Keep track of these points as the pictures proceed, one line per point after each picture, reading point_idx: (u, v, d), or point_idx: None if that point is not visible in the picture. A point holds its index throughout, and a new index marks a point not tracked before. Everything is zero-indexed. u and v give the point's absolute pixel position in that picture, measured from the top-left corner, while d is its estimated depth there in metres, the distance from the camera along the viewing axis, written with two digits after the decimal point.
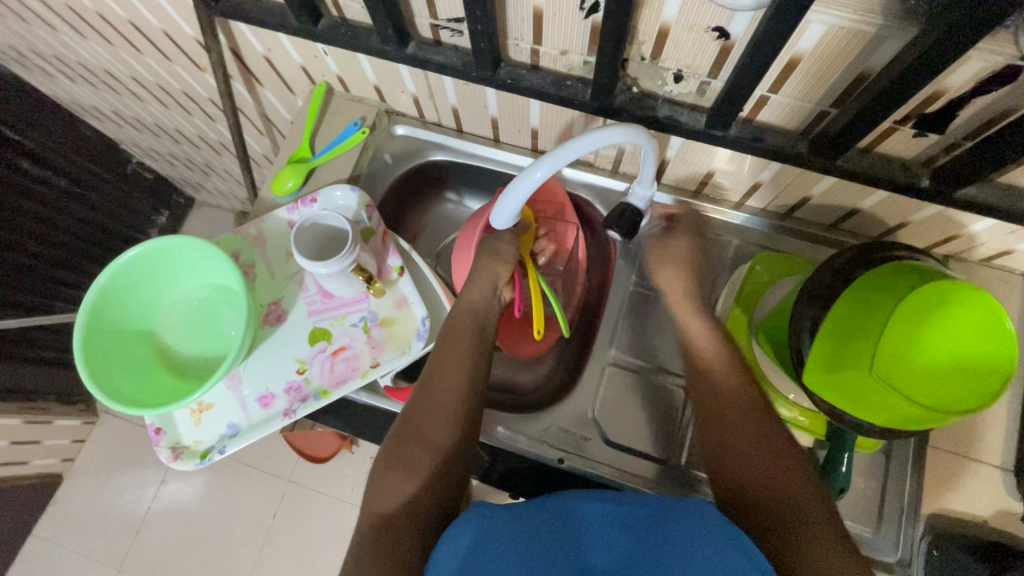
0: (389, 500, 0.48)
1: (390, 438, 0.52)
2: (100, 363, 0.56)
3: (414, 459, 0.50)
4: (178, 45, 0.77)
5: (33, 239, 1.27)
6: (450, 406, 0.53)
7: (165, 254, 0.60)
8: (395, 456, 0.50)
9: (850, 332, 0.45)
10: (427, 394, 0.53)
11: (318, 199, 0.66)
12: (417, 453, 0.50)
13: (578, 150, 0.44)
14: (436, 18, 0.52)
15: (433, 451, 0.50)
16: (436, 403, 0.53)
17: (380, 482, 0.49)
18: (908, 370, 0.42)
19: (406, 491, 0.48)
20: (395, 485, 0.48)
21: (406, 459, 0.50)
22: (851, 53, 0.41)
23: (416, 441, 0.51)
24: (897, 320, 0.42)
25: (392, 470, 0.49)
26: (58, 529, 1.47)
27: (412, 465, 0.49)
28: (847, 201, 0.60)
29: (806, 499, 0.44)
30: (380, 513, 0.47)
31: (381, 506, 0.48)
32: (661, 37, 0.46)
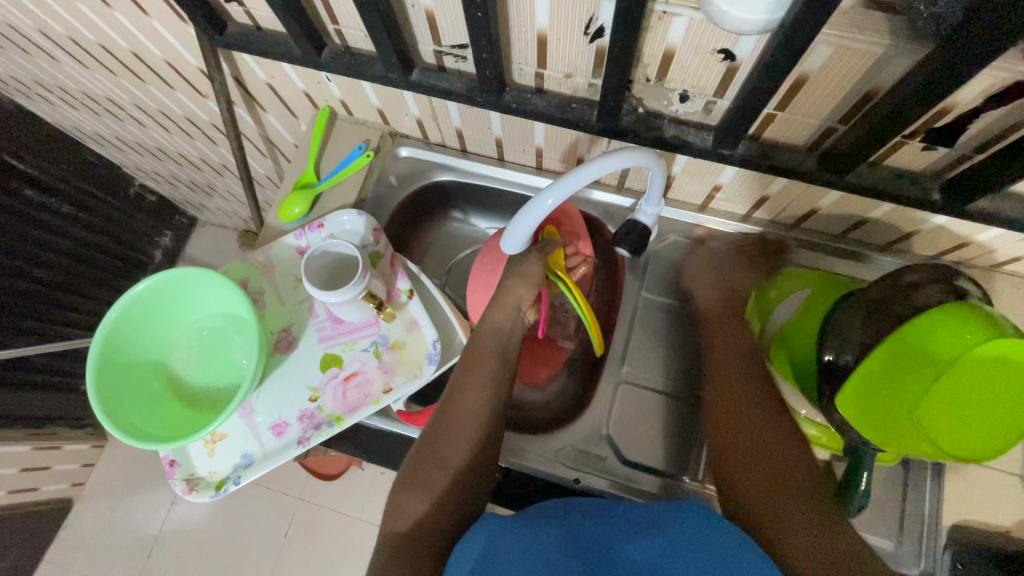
0: (404, 520, 0.48)
1: (410, 457, 0.53)
2: (114, 396, 0.56)
3: (432, 481, 0.50)
4: (180, 74, 0.77)
5: (38, 266, 1.28)
6: (470, 430, 0.52)
7: (175, 286, 0.60)
8: (414, 476, 0.50)
9: (893, 380, 0.43)
10: (448, 417, 0.53)
11: (325, 224, 0.67)
12: (434, 474, 0.50)
13: (588, 176, 0.44)
14: (440, 44, 0.52)
15: (450, 474, 0.50)
16: (457, 426, 0.53)
17: (398, 501, 0.49)
18: (948, 419, 0.41)
19: (420, 511, 0.48)
20: (411, 506, 0.49)
21: (423, 480, 0.50)
22: (858, 72, 0.41)
23: (435, 463, 0.51)
24: (955, 373, 0.40)
25: (409, 490, 0.50)
26: (69, 554, 1.46)
27: (428, 486, 0.50)
28: (855, 212, 0.60)
29: (805, 511, 0.45)
30: (395, 533, 0.48)
31: (397, 525, 0.48)
32: (666, 59, 0.46)
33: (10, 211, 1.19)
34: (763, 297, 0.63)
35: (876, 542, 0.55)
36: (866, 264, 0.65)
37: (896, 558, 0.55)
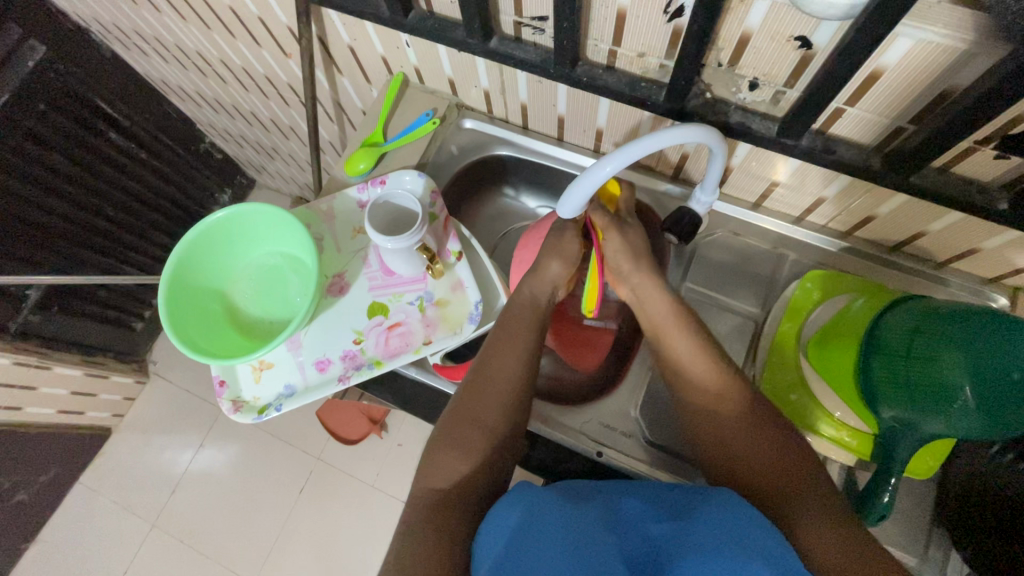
0: (444, 477, 0.49)
1: (445, 418, 0.53)
2: (179, 313, 0.60)
3: (467, 441, 0.51)
4: (270, 31, 0.83)
5: (109, 204, 1.37)
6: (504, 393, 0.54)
7: (242, 220, 0.65)
8: (451, 436, 0.51)
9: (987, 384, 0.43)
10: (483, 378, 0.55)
11: (387, 181, 0.70)
12: (472, 435, 0.51)
13: (652, 145, 0.45)
14: (521, 15, 0.55)
15: (488, 434, 0.52)
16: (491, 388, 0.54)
17: (435, 459, 0.50)
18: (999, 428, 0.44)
19: (460, 470, 0.49)
20: (450, 464, 0.50)
21: (460, 439, 0.51)
22: (937, 69, 0.41)
23: (472, 423, 0.52)
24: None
25: (447, 449, 0.50)
26: (101, 479, 1.55)
27: (467, 447, 0.50)
28: (912, 224, 0.59)
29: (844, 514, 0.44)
30: (435, 488, 0.48)
31: (437, 481, 0.49)
32: (741, 43, 0.47)
33: (94, 151, 1.29)
34: (804, 300, 0.63)
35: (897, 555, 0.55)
36: (920, 279, 0.64)
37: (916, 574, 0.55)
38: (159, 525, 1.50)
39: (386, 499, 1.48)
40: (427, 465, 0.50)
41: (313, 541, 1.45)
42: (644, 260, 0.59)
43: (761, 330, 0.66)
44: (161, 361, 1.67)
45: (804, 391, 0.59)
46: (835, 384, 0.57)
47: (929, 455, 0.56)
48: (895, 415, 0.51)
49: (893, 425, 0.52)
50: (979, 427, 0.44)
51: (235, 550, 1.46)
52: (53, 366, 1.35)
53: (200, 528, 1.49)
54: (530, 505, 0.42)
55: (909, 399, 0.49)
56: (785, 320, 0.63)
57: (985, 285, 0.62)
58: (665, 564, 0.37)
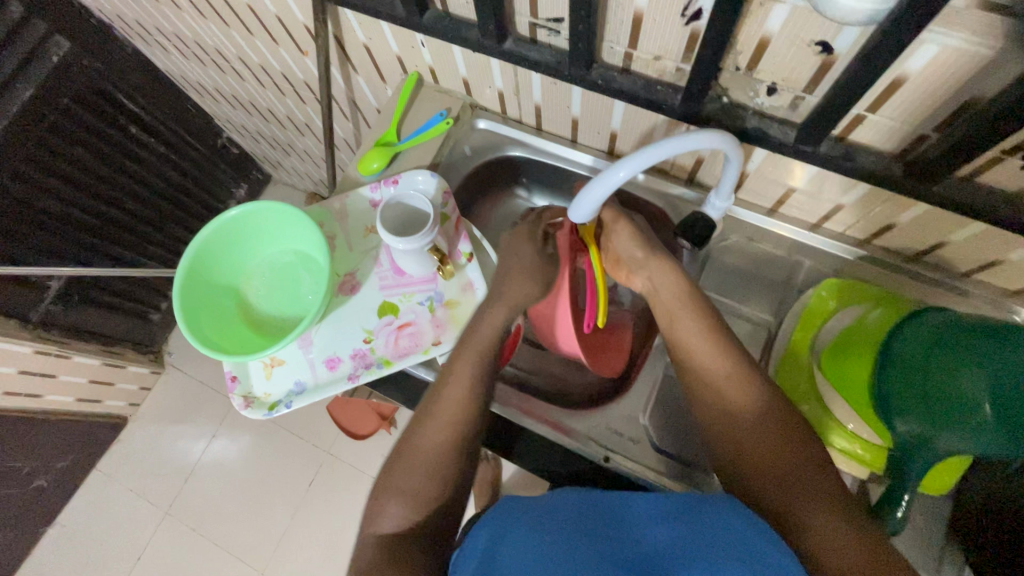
0: (391, 525, 0.50)
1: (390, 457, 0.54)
2: (194, 308, 0.61)
3: (407, 485, 0.51)
4: (287, 29, 0.83)
5: (129, 198, 1.39)
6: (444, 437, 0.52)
7: (255, 218, 0.65)
8: (393, 481, 0.51)
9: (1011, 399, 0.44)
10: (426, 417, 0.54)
11: (400, 180, 0.70)
12: (415, 480, 0.51)
13: (664, 151, 0.44)
14: (536, 16, 0.54)
15: (425, 479, 0.51)
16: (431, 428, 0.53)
17: (380, 506, 0.51)
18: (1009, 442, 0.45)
19: (402, 518, 0.50)
20: (391, 512, 0.50)
21: (401, 486, 0.51)
22: (963, 76, 0.40)
23: (414, 464, 0.52)
24: None
25: (391, 495, 0.51)
26: (117, 465, 1.58)
27: (410, 495, 0.50)
28: (933, 234, 0.58)
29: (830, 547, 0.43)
30: (382, 534, 0.50)
31: (382, 527, 0.50)
32: (760, 47, 0.46)
33: (115, 145, 1.31)
34: (820, 308, 0.62)
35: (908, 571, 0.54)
36: (940, 291, 0.62)
37: None
38: (172, 513, 1.52)
39: None
40: (373, 510, 0.51)
41: (321, 534, 1.46)
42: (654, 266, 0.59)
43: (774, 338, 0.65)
44: (176, 352, 1.70)
45: (817, 402, 0.58)
46: (848, 397, 0.55)
47: (946, 474, 0.54)
48: (910, 430, 0.49)
49: (907, 440, 0.50)
50: (998, 443, 0.45)
51: (245, 540, 1.48)
52: (72, 355, 1.38)
53: (212, 517, 1.51)
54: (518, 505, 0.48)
55: (930, 416, 0.48)
56: (798, 330, 0.62)
57: (1008, 298, 0.60)
58: (661, 562, 0.38)
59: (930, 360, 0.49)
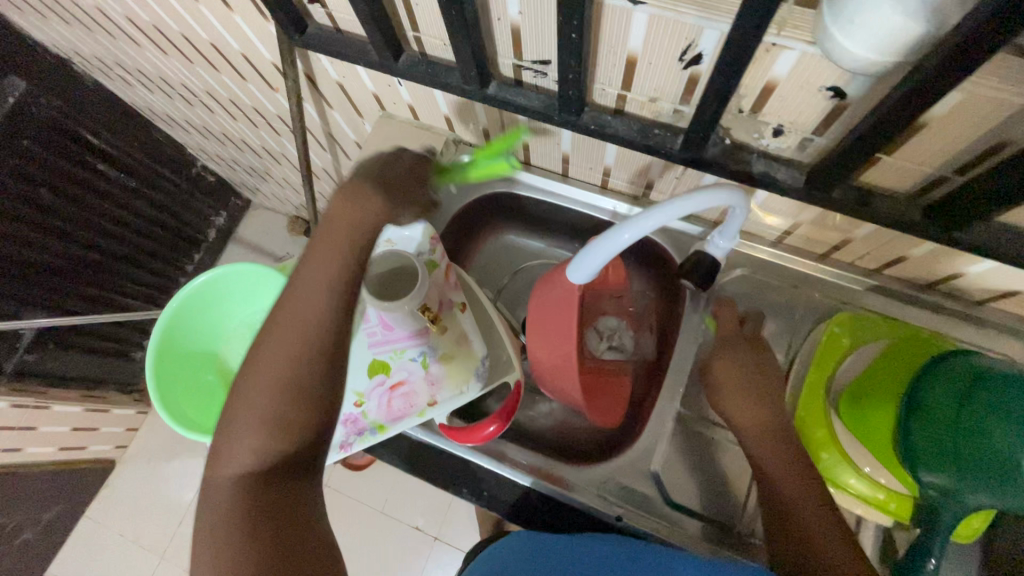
0: (244, 457, 0.45)
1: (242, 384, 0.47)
2: (169, 384, 0.57)
3: (259, 412, 0.45)
4: (254, 66, 0.78)
5: (101, 236, 1.33)
6: (298, 342, 0.47)
7: (231, 280, 0.61)
8: (244, 412, 0.46)
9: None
10: (284, 319, 0.47)
11: (383, 228, 0.65)
12: (262, 407, 0.46)
13: (672, 212, 0.41)
14: (521, 58, 0.51)
15: (278, 400, 0.46)
16: (280, 338, 0.47)
17: (225, 444, 0.45)
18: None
19: (257, 449, 0.45)
20: (248, 445, 0.45)
21: (260, 415, 0.45)
22: (989, 123, 0.37)
23: (259, 386, 0.46)
24: None
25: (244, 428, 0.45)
26: (107, 511, 1.53)
27: (266, 422, 0.45)
28: (949, 267, 0.55)
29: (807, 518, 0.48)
30: (233, 476, 0.44)
31: (240, 465, 0.44)
32: (765, 91, 0.43)
33: (83, 183, 1.25)
34: (834, 345, 0.59)
35: None
36: (955, 319, 0.60)
37: None
38: (167, 556, 1.48)
39: (396, 525, 1.45)
40: (216, 451, 0.45)
41: None
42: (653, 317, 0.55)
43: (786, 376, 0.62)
44: None
45: (835, 449, 0.54)
46: (873, 447, 0.53)
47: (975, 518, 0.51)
48: (938, 483, 0.48)
49: (934, 493, 0.49)
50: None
51: None
52: (51, 404, 1.32)
53: None
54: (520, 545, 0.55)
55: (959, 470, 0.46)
56: (812, 370, 0.59)
57: None
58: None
59: (960, 415, 0.46)
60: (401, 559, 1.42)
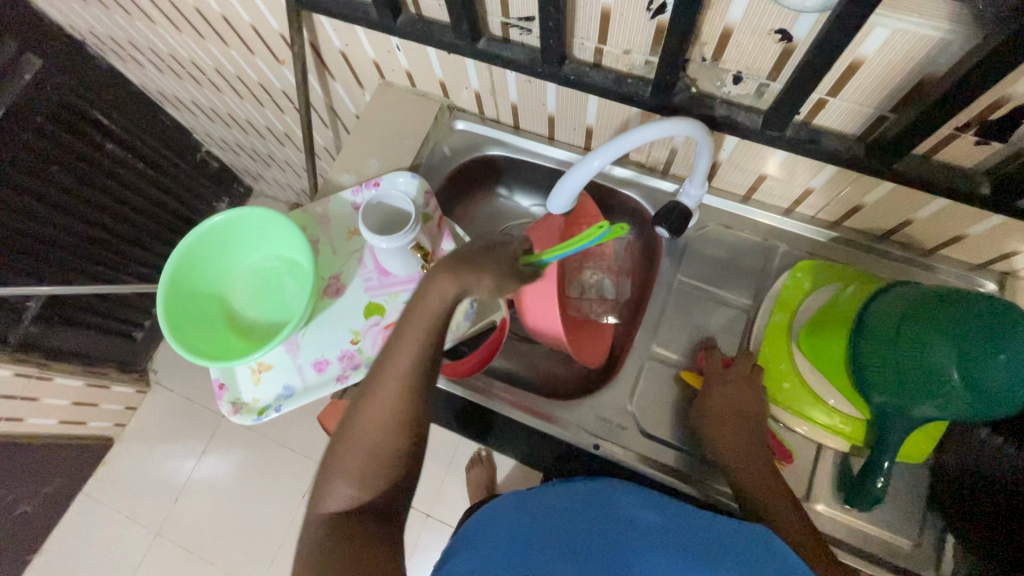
0: (339, 501, 0.46)
1: (340, 431, 0.48)
2: (177, 317, 0.61)
3: (356, 467, 0.46)
4: (262, 39, 0.84)
5: (107, 215, 1.37)
6: (395, 407, 0.46)
7: (239, 225, 0.66)
8: (342, 461, 0.47)
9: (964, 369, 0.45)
10: (381, 377, 0.47)
11: (381, 183, 0.71)
12: (357, 460, 0.46)
13: (638, 139, 0.48)
14: (508, 16, 0.56)
15: (374, 458, 0.46)
16: (381, 398, 0.47)
17: (329, 486, 0.47)
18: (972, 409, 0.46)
19: (354, 497, 0.46)
20: (343, 492, 0.46)
21: (355, 467, 0.46)
22: (915, 57, 0.42)
23: (354, 440, 0.47)
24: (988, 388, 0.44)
25: (340, 476, 0.46)
26: (104, 488, 1.55)
27: (361, 474, 0.46)
28: (900, 213, 0.60)
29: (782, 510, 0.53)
30: (326, 514, 0.46)
31: (333, 505, 0.46)
32: (723, 38, 0.48)
33: (92, 162, 1.29)
34: (794, 289, 0.64)
35: (892, 536, 0.57)
36: (908, 267, 0.65)
37: (913, 557, 0.56)
38: (163, 533, 1.50)
39: None
40: (318, 487, 0.47)
41: None
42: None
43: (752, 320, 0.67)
44: (162, 371, 1.68)
45: (796, 379, 0.60)
46: (830, 374, 0.58)
47: (919, 438, 0.57)
48: (885, 402, 0.52)
49: (883, 412, 0.53)
50: (964, 406, 0.46)
51: (239, 556, 1.46)
52: (54, 376, 1.36)
53: (203, 536, 1.49)
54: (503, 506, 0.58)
55: (901, 384, 0.50)
56: (776, 311, 0.64)
57: (974, 271, 0.62)
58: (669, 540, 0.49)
59: (899, 334, 0.50)
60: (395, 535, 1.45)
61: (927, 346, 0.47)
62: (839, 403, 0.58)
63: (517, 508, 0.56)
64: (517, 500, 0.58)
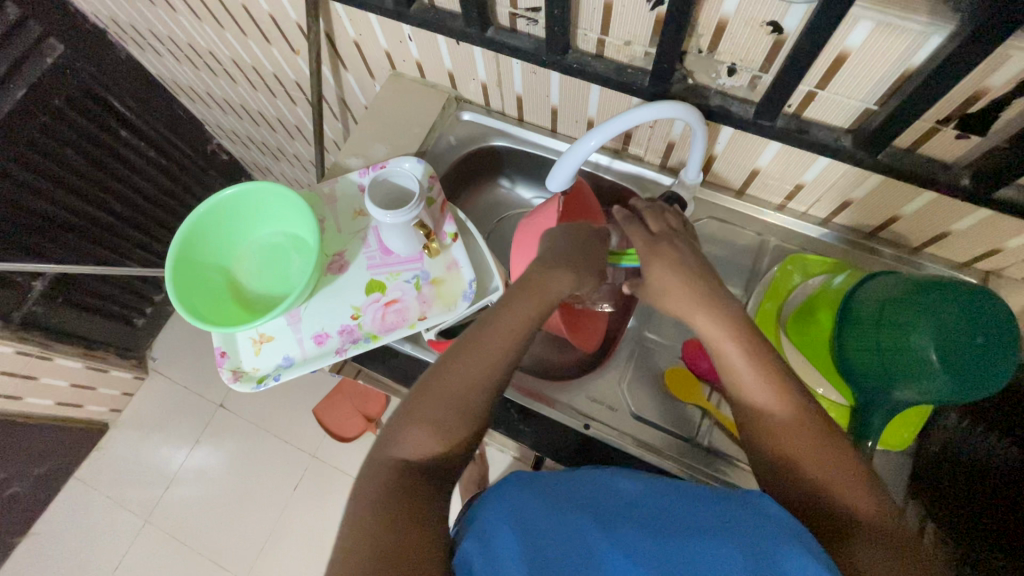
0: (413, 450, 0.45)
1: (424, 383, 0.48)
2: (184, 285, 0.63)
3: (436, 423, 0.46)
4: (280, 28, 0.87)
5: (116, 200, 1.40)
6: (496, 364, 0.48)
7: (249, 199, 0.68)
8: (427, 411, 0.46)
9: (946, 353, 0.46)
10: (483, 335, 0.49)
11: (387, 165, 0.73)
12: (445, 412, 0.46)
13: (626, 122, 0.51)
14: (516, 6, 0.59)
15: (464, 415, 0.46)
16: (481, 354, 0.48)
17: (403, 433, 0.46)
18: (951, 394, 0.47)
19: (432, 448, 0.46)
20: (424, 442, 0.45)
21: (439, 417, 0.46)
22: (897, 50, 0.45)
23: (448, 393, 0.47)
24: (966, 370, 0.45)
25: (422, 424, 0.46)
26: (96, 473, 1.55)
27: (445, 427, 0.46)
28: (887, 208, 0.62)
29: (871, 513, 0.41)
30: (398, 461, 0.45)
31: (404, 454, 0.45)
32: (719, 29, 0.50)
33: (106, 148, 1.32)
34: (784, 281, 0.66)
35: None
36: (896, 264, 0.67)
37: None
38: (152, 520, 1.49)
39: None
40: (389, 432, 0.47)
41: (307, 539, 1.45)
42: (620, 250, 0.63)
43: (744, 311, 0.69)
44: (160, 358, 1.69)
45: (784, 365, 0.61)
46: (816, 361, 0.59)
47: (905, 428, 0.58)
48: (868, 386, 0.54)
49: (868, 396, 0.54)
50: (945, 389, 0.47)
51: (227, 547, 1.45)
52: (54, 356, 1.37)
53: (193, 525, 1.48)
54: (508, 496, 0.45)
55: (885, 368, 0.51)
56: (766, 300, 0.66)
57: (959, 269, 0.64)
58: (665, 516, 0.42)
59: (883, 318, 0.51)
60: None
61: (911, 330, 0.48)
62: (825, 390, 0.59)
63: (519, 524, 0.41)
64: (517, 505, 0.43)
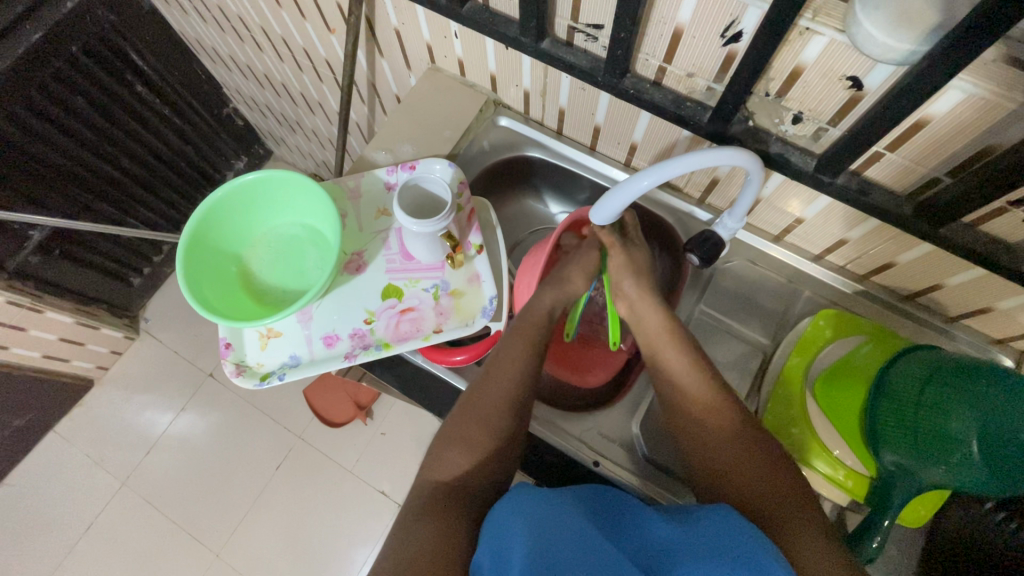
0: (447, 471, 0.50)
1: (451, 416, 0.55)
2: (194, 269, 0.60)
3: (465, 446, 0.51)
4: (317, 5, 0.83)
5: (125, 156, 1.35)
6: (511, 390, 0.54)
7: (270, 185, 0.65)
8: (455, 436, 0.52)
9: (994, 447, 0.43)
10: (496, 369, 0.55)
11: (417, 167, 0.70)
12: (476, 434, 0.52)
13: (689, 164, 0.48)
14: (577, 21, 0.56)
15: (490, 432, 0.52)
16: (498, 383, 0.55)
17: (439, 456, 0.52)
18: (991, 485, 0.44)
19: (462, 466, 0.50)
20: (453, 460, 0.51)
21: (463, 436, 0.52)
22: (985, 124, 0.42)
23: (473, 421, 0.53)
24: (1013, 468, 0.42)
25: (450, 445, 0.52)
26: (76, 430, 1.52)
27: (473, 445, 0.51)
28: (930, 275, 0.60)
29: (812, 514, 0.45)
30: (436, 480, 0.50)
31: (441, 472, 0.51)
32: (792, 76, 0.48)
33: (119, 100, 1.26)
34: (815, 336, 0.64)
35: None
36: (929, 331, 0.65)
37: None
38: (129, 484, 1.47)
39: (362, 486, 1.47)
40: (428, 461, 0.52)
41: (284, 520, 1.43)
42: (647, 284, 0.61)
43: (768, 360, 0.67)
44: (152, 319, 1.66)
45: (805, 425, 0.59)
46: (842, 426, 0.57)
47: (922, 506, 0.57)
48: (897, 461, 0.51)
49: (892, 470, 0.52)
50: (981, 481, 0.45)
51: (203, 520, 1.43)
52: (45, 309, 1.32)
53: (170, 493, 1.46)
54: (527, 505, 0.42)
55: (915, 446, 0.49)
56: (794, 355, 0.64)
57: (992, 345, 0.62)
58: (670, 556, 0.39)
59: (922, 396, 0.49)
60: (361, 521, 1.43)
61: (956, 413, 0.46)
62: (843, 454, 0.57)
63: (522, 521, 0.41)
64: (515, 505, 0.43)
